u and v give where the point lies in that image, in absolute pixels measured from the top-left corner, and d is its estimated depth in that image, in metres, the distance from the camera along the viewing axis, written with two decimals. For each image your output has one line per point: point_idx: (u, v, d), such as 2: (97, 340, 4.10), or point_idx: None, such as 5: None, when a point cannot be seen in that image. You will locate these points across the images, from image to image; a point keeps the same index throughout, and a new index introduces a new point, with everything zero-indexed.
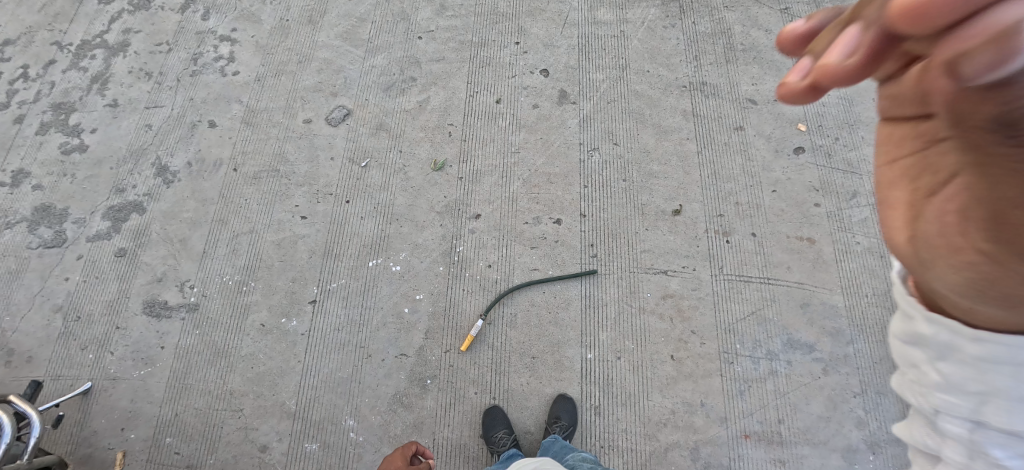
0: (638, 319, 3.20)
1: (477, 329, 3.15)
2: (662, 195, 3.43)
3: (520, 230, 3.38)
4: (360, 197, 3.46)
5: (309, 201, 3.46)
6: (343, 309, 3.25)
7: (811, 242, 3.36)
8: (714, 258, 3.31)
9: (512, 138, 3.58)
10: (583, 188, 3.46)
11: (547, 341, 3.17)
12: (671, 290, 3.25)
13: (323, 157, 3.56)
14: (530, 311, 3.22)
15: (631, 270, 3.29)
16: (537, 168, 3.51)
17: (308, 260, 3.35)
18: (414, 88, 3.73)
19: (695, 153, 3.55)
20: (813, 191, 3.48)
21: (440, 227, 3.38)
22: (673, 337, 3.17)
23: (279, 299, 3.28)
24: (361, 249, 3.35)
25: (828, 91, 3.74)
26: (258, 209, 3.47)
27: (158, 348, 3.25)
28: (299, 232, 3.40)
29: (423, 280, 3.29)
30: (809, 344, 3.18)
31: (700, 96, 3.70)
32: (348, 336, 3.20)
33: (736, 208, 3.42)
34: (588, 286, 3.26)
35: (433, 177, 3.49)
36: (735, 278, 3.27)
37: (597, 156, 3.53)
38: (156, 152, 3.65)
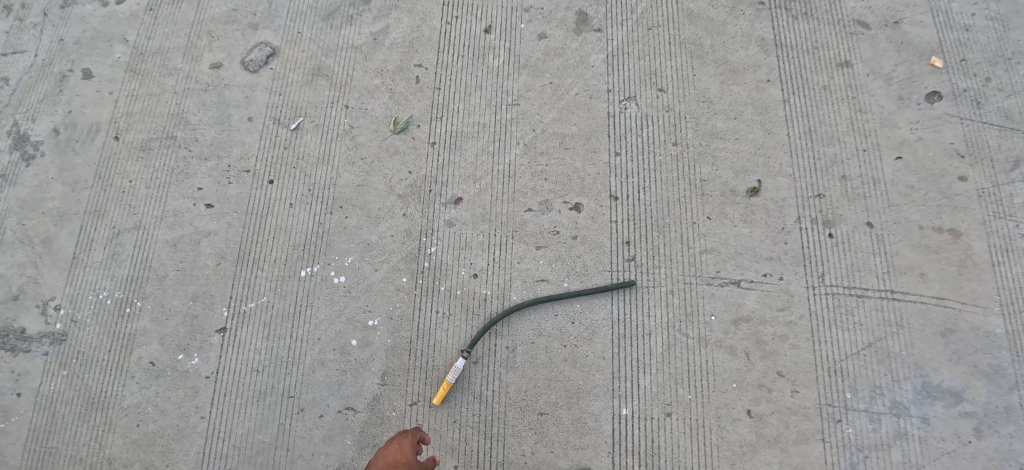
0: (698, 355, 2.10)
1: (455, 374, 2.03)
2: (731, 167, 2.30)
3: (520, 220, 2.26)
4: (288, 174, 2.38)
5: (217, 181, 2.42)
6: (263, 341, 2.22)
7: (954, 236, 2.27)
8: (812, 261, 2.20)
9: (508, 83, 2.44)
10: (614, 155, 2.32)
11: (561, 390, 2.08)
12: (749, 310, 2.15)
13: (237, 118, 2.49)
14: (537, 344, 2.13)
15: (687, 281, 2.17)
16: (545, 127, 2.37)
17: (215, 268, 2.32)
18: (366, 14, 2.60)
19: (780, 102, 2.40)
20: (956, 157, 2.36)
21: (403, 217, 2.29)
22: (750, 383, 2.08)
23: (175, 327, 2.28)
24: (290, 252, 2.29)
25: (973, 8, 2.56)
26: (147, 193, 2.46)
27: (12, 396, 2.25)
28: (202, 229, 2.37)
29: (378, 297, 2.21)
30: (955, 392, 2.10)
31: (785, 17, 2.53)
32: (270, 381, 2.18)
33: (842, 184, 2.30)
34: (623, 305, 2.16)
35: (392, 143, 2.38)
36: (844, 291, 2.18)
37: (634, 107, 2.37)
38: (13, 115, 2.61)
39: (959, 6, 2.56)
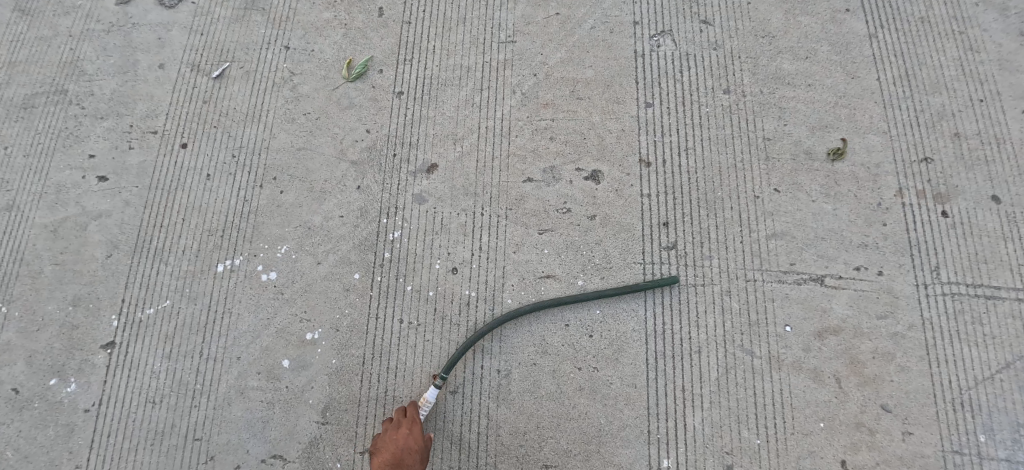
0: (767, 383, 1.49)
1: (428, 409, 1.46)
2: (804, 122, 1.70)
3: (517, 195, 1.66)
4: (207, 137, 1.78)
5: (116, 147, 1.82)
6: (163, 362, 1.61)
7: None
8: (922, 250, 1.59)
9: (502, 15, 1.84)
10: (645, 108, 1.71)
11: (576, 432, 1.47)
12: (838, 318, 1.54)
13: (147, 65, 1.90)
14: (540, 366, 1.52)
15: (749, 277, 1.56)
16: (550, 72, 1.77)
17: (105, 261, 1.71)
18: None
19: (865, 38, 1.79)
20: None
21: (358, 192, 1.69)
22: (843, 423, 1.47)
23: (49, 342, 1.66)
24: (206, 240, 1.69)
25: None
26: (25, 162, 1.83)
27: None
28: (92, 209, 1.76)
29: (322, 301, 1.61)
30: None
31: None
32: (172, 417, 1.56)
33: (956, 144, 1.68)
34: (660, 312, 1.55)
35: (346, 94, 1.79)
36: (969, 291, 1.56)
37: (669, 44, 1.77)
38: None
39: None
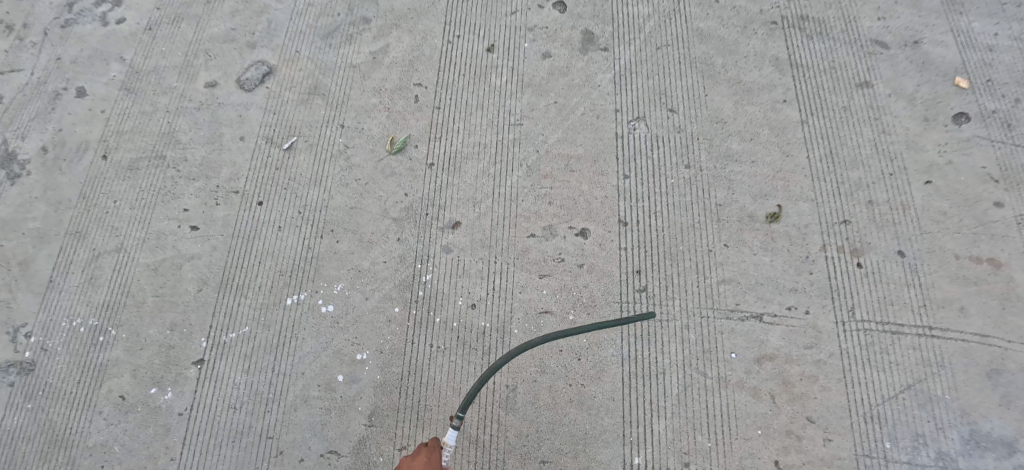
0: (717, 398, 1.91)
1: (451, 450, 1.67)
2: (750, 191, 2.15)
3: (523, 246, 2.11)
4: (277, 196, 2.25)
5: (204, 202, 2.29)
6: (242, 376, 2.05)
7: (994, 266, 2.10)
8: (842, 294, 2.02)
9: (512, 102, 2.32)
10: (623, 178, 2.17)
11: (567, 435, 1.88)
12: (773, 347, 1.96)
13: (229, 137, 2.39)
14: (539, 383, 1.94)
15: (704, 314, 1.99)
16: (549, 149, 2.24)
17: (195, 294, 2.17)
18: (366, 33, 2.53)
19: (797, 123, 2.26)
20: (989, 182, 2.22)
21: (398, 242, 2.14)
22: (777, 430, 1.88)
23: (150, 359, 2.11)
24: (276, 279, 2.14)
25: (995, 27, 2.53)
26: (131, 214, 2.33)
27: None
28: (185, 252, 2.23)
29: (368, 328, 2.05)
30: (1008, 442, 1.90)
31: (800, 37, 2.42)
32: (249, 420, 2.00)
33: (869, 210, 2.13)
34: (634, 340, 1.98)
35: (390, 164, 2.25)
36: (879, 328, 1.98)
37: (643, 128, 2.24)
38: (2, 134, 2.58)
39: (982, 25, 2.53)
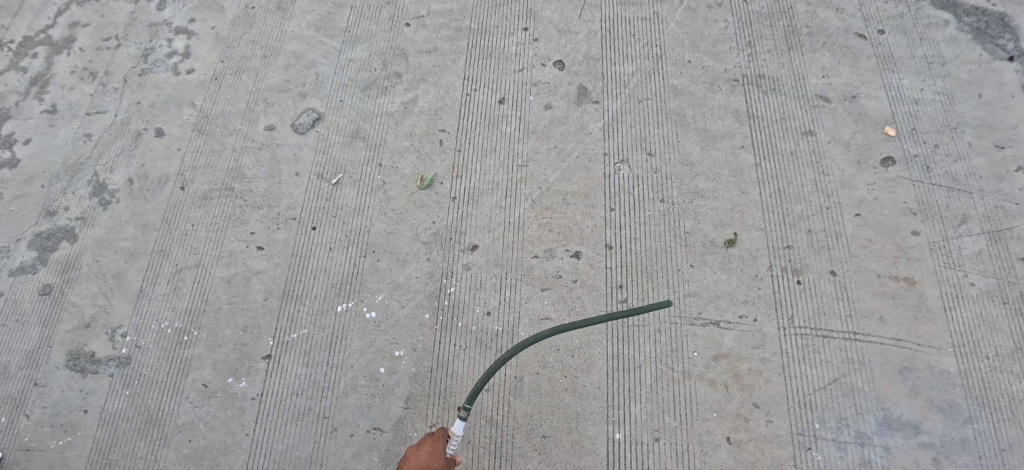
0: (682, 387, 2.41)
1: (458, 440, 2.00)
2: (712, 221, 2.66)
3: (528, 265, 2.62)
4: (328, 223, 2.77)
5: (267, 227, 2.80)
6: (302, 368, 2.55)
7: (910, 283, 2.59)
8: (784, 305, 2.52)
9: (519, 147, 2.84)
10: (609, 210, 2.69)
11: (563, 415, 2.38)
12: (728, 347, 2.46)
13: (286, 173, 2.90)
14: (541, 374, 2.44)
15: (673, 320, 2.49)
16: (550, 185, 2.76)
17: (262, 302, 2.67)
18: (399, 85, 3.06)
19: (752, 165, 2.77)
20: (909, 214, 2.72)
21: (427, 261, 2.66)
22: (729, 412, 2.38)
23: (227, 354, 2.61)
24: (328, 290, 2.65)
25: (921, 83, 3.03)
26: (206, 236, 2.83)
27: (80, 412, 2.63)
28: (253, 267, 2.74)
29: (404, 331, 2.56)
30: (913, 424, 2.40)
31: (757, 92, 2.94)
32: (308, 403, 2.50)
33: (808, 237, 2.64)
34: (616, 341, 2.48)
35: (419, 197, 2.77)
36: (812, 333, 2.49)
37: (626, 169, 2.77)
38: (94, 167, 3.10)
39: (911, 82, 3.02)
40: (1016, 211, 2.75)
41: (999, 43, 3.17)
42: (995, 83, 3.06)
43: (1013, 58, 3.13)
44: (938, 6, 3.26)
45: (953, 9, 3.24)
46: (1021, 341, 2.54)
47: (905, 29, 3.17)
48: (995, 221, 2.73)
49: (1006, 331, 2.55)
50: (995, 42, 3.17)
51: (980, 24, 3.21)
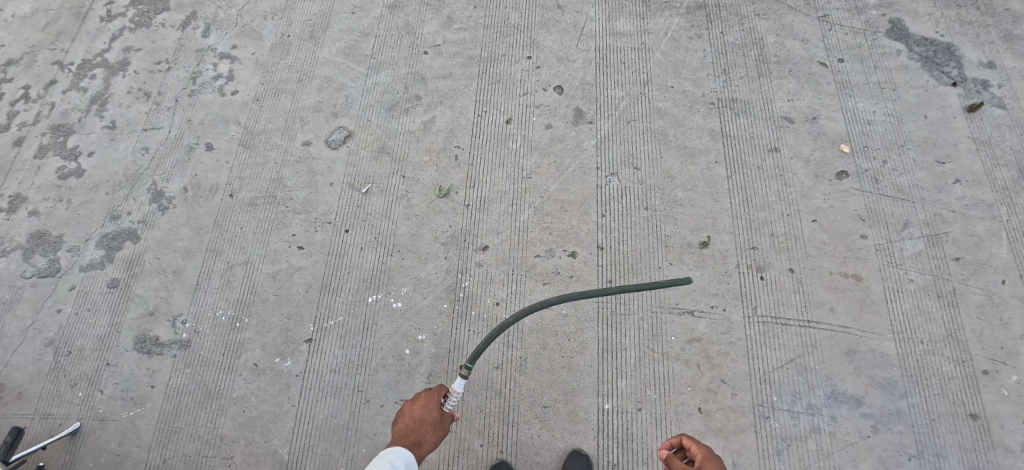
0: (660, 366, 2.91)
1: (458, 398, 2.29)
2: (688, 226, 3.13)
3: (531, 263, 3.10)
4: (360, 226, 3.24)
5: (307, 230, 3.25)
6: (340, 350, 3.02)
7: (857, 279, 3.02)
8: (747, 298, 2.99)
9: (524, 162, 3.31)
10: (600, 216, 3.17)
11: (561, 388, 2.90)
12: (699, 333, 2.95)
13: (322, 183, 3.35)
14: (542, 355, 2.96)
15: (653, 310, 3.00)
16: (550, 195, 3.23)
17: (304, 294, 3.13)
18: (419, 107, 3.50)
19: (724, 178, 3.23)
20: (859, 221, 3.13)
21: (445, 259, 3.14)
22: (699, 387, 2.87)
23: (274, 337, 3.07)
24: (361, 284, 3.13)
25: (874, 107, 3.39)
26: (253, 237, 3.28)
27: (148, 387, 3.07)
28: (295, 264, 3.19)
29: (426, 318, 3.04)
30: (856, 397, 2.84)
31: (730, 114, 3.38)
32: (346, 379, 2.97)
33: (771, 240, 3.09)
34: (605, 328, 2.99)
35: (438, 205, 3.24)
36: (771, 321, 2.95)
37: (615, 181, 3.24)
38: (152, 177, 3.48)
39: (864, 105, 3.39)
40: (952, 218, 3.14)
41: (945, 70, 3.46)
42: (939, 107, 3.37)
43: (956, 84, 3.42)
44: (892, 36, 3.56)
45: (904, 40, 3.55)
46: (953, 329, 2.95)
47: (862, 57, 3.51)
48: (934, 226, 3.13)
49: (939, 320, 2.97)
50: (942, 69, 3.46)
51: (929, 53, 3.50)
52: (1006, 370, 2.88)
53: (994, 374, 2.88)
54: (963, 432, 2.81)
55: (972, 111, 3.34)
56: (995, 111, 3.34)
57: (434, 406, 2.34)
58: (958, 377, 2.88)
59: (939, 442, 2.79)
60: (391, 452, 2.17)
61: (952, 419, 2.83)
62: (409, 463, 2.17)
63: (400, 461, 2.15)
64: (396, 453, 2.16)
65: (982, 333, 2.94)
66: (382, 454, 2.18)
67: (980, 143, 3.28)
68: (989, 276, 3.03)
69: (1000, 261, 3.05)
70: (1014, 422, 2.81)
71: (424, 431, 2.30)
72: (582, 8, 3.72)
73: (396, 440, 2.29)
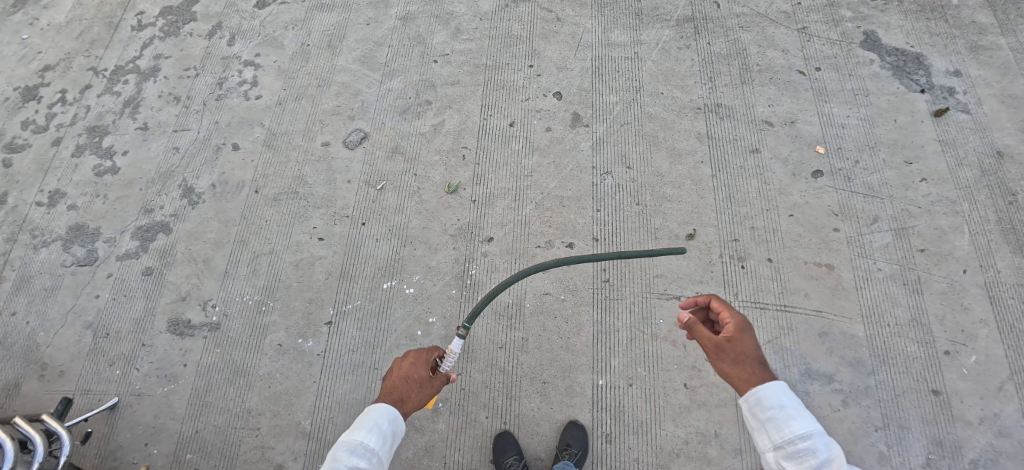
0: (649, 346, 3.20)
1: (453, 360, 2.61)
2: (675, 220, 3.42)
3: (532, 253, 3.39)
4: (375, 219, 3.53)
5: (326, 223, 3.55)
6: (357, 331, 3.31)
7: (830, 269, 3.31)
8: (729, 284, 3.28)
9: (526, 162, 3.60)
10: (596, 211, 3.46)
11: (559, 366, 3.19)
12: None
13: (340, 180, 3.65)
14: (542, 336, 3.25)
15: (643, 296, 3.29)
16: (550, 191, 3.53)
17: (324, 281, 3.42)
18: (429, 111, 3.80)
19: (709, 177, 3.52)
20: (832, 215, 3.42)
21: (454, 250, 3.43)
22: (685, 364, 3.15)
23: (297, 320, 3.36)
24: (377, 271, 3.42)
25: (847, 112, 3.67)
26: (278, 229, 3.57)
27: (180, 365, 3.32)
28: (316, 254, 3.48)
29: (436, 303, 3.33)
30: (828, 375, 3.12)
31: (715, 118, 3.68)
32: (363, 357, 3.26)
33: (751, 232, 3.39)
34: (600, 311, 3.28)
35: (447, 200, 3.54)
36: (751, 305, 3.24)
37: (610, 179, 3.53)
38: (182, 174, 3.74)
39: (839, 111, 3.68)
40: (918, 213, 3.40)
41: (913, 78, 3.73)
42: (908, 112, 3.64)
43: (924, 91, 3.69)
44: (865, 47, 3.84)
45: (877, 50, 3.83)
46: (917, 313, 3.21)
47: (837, 66, 3.80)
48: (901, 220, 3.39)
49: (906, 305, 3.22)
50: (911, 77, 3.73)
51: (900, 62, 3.78)
52: (966, 350, 3.13)
53: (954, 354, 3.12)
54: (926, 406, 3.05)
55: (937, 116, 3.61)
56: (959, 116, 3.60)
57: (421, 365, 2.51)
58: (921, 356, 3.13)
59: (904, 415, 3.04)
60: (376, 408, 2.30)
61: (916, 395, 3.07)
62: (393, 419, 2.30)
63: (386, 417, 2.28)
64: (380, 411, 2.29)
65: (944, 317, 3.19)
66: (367, 410, 2.30)
67: (946, 144, 3.54)
68: (950, 265, 3.28)
69: (961, 252, 3.30)
70: (973, 398, 3.04)
71: (409, 388, 2.45)
72: (580, 21, 4.03)
73: (381, 397, 2.41)
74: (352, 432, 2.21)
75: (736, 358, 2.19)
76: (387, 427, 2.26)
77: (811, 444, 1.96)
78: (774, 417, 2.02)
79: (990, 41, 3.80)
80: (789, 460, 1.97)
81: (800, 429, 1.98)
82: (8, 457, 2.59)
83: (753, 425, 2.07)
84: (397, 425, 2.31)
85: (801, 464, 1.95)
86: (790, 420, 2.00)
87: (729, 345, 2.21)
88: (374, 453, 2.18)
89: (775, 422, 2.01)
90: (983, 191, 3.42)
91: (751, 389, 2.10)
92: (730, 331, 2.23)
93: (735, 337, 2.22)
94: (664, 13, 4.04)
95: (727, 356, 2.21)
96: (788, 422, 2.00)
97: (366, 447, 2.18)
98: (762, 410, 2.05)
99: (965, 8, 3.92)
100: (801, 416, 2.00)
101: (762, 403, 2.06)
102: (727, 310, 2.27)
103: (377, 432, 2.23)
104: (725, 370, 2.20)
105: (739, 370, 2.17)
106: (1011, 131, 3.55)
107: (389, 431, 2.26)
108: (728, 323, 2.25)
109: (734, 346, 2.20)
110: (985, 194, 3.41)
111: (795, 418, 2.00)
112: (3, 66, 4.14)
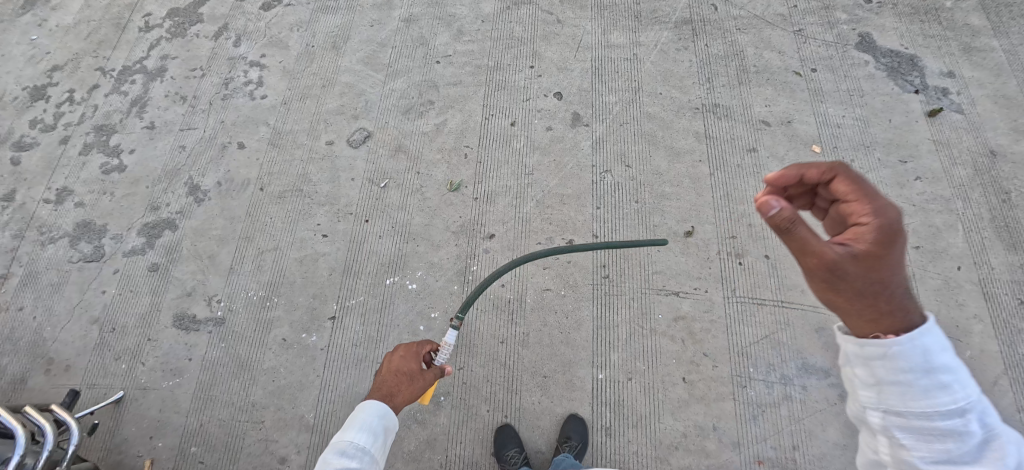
0: (648, 341, 3.25)
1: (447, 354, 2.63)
2: (674, 217, 3.48)
3: (533, 250, 3.44)
4: (379, 217, 3.59)
5: (330, 220, 3.60)
6: (360, 326, 3.36)
7: None
8: (727, 281, 3.34)
9: (527, 160, 3.66)
10: (596, 208, 3.52)
11: (559, 360, 3.23)
12: (684, 312, 3.29)
13: (344, 178, 3.70)
14: (543, 331, 3.29)
15: (642, 291, 3.34)
16: (551, 189, 3.58)
17: (328, 276, 3.47)
18: (432, 111, 3.86)
19: (707, 175, 3.58)
20: (828, 213, 3.47)
21: (456, 246, 3.48)
22: (683, 359, 3.20)
23: (301, 315, 3.41)
24: (380, 268, 3.47)
25: (843, 112, 3.73)
26: (282, 226, 3.62)
27: (186, 359, 3.36)
28: (320, 250, 3.54)
29: (439, 298, 3.38)
30: (824, 369, 3.16)
31: (713, 118, 3.74)
32: (366, 352, 3.31)
33: (749, 230, 3.44)
34: (600, 307, 3.33)
35: (449, 197, 3.60)
36: (748, 301, 3.29)
37: (609, 177, 3.59)
38: (188, 172, 3.80)
39: (834, 111, 3.74)
40: (913, 211, 3.45)
41: (908, 79, 3.79)
42: (903, 112, 3.70)
43: (918, 91, 3.75)
44: (861, 49, 3.91)
45: (872, 51, 3.90)
46: None
47: (833, 67, 3.86)
48: None
49: None
50: (905, 78, 3.80)
51: (894, 63, 3.85)
52: (961, 346, 3.16)
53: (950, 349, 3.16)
54: None
55: (932, 116, 3.67)
56: (953, 116, 3.67)
57: (411, 359, 2.51)
58: None
59: None
60: (365, 406, 2.27)
61: None
62: (383, 414, 2.27)
63: (375, 413, 2.26)
64: (371, 407, 2.27)
65: (939, 313, 3.23)
66: (357, 409, 2.28)
67: (940, 144, 3.60)
68: (945, 262, 3.33)
69: (955, 250, 3.36)
70: None
71: (399, 381, 2.44)
72: (580, 23, 4.10)
73: (370, 394, 2.39)
74: (342, 433, 2.19)
75: (864, 281, 1.76)
76: (377, 424, 2.24)
77: (957, 427, 1.61)
78: (910, 384, 1.64)
79: (983, 43, 3.87)
80: (908, 433, 1.65)
81: (948, 403, 1.61)
82: (19, 444, 2.66)
83: (864, 373, 1.72)
84: (389, 421, 2.29)
85: (931, 445, 1.63)
86: (935, 391, 1.62)
87: (857, 257, 1.77)
88: (365, 452, 2.16)
89: (912, 388, 1.64)
90: (976, 190, 3.48)
91: (888, 338, 1.67)
92: (866, 239, 1.79)
93: (873, 246, 1.78)
94: (662, 15, 4.11)
95: (850, 272, 1.77)
96: (930, 393, 1.62)
97: (357, 447, 2.16)
98: (892, 364, 1.66)
99: (959, 11, 3.99)
100: (953, 387, 1.62)
101: (892, 355, 1.66)
102: (868, 201, 1.83)
103: (367, 430, 2.21)
104: (835, 291, 1.79)
105: (865, 302, 1.76)
106: (1003, 131, 3.61)
107: (380, 427, 2.24)
108: (863, 226, 1.82)
109: (869, 262, 1.77)
110: (979, 192, 3.47)
111: (945, 388, 1.62)
112: (12, 67, 4.20)
